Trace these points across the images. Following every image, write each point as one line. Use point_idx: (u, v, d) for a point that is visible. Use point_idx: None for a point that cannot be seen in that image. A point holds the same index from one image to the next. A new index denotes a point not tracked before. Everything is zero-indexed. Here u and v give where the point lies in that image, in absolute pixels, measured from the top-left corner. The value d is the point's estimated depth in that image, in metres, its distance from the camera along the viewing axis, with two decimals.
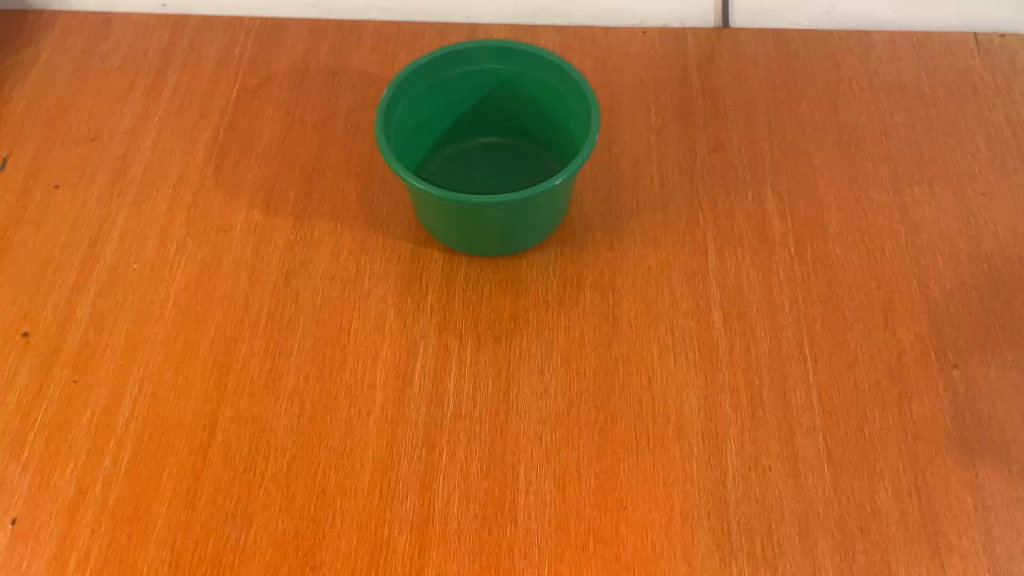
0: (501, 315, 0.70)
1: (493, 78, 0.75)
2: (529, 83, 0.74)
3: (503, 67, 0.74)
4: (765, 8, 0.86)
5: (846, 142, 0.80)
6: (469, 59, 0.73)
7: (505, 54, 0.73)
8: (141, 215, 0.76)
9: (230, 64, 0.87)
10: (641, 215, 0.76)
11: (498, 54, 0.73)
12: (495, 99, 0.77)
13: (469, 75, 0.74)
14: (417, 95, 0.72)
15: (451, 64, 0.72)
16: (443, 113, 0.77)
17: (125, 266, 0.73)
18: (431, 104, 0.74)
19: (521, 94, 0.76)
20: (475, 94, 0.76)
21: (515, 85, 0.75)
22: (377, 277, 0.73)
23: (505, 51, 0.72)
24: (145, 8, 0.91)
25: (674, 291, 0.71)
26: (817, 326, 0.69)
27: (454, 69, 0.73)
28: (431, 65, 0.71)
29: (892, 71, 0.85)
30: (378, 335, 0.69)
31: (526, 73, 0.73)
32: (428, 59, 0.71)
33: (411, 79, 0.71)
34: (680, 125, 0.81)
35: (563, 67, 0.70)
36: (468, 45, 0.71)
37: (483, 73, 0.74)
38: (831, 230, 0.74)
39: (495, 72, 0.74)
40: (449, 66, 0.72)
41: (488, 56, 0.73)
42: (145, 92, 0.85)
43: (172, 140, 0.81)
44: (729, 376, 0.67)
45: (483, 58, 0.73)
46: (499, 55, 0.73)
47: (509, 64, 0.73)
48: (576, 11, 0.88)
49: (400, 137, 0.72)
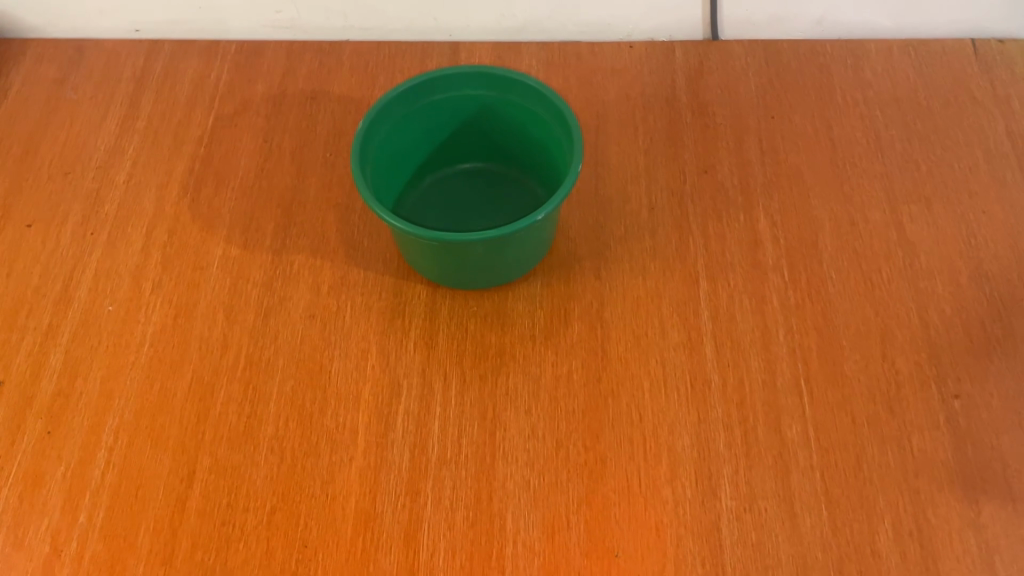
0: (487, 352, 0.68)
1: (474, 103, 0.72)
2: (511, 109, 0.72)
3: (485, 92, 0.71)
4: (754, 21, 0.85)
5: (839, 160, 0.77)
6: (448, 85, 0.71)
7: (485, 80, 0.70)
8: (115, 253, 0.74)
9: (206, 91, 0.85)
10: (628, 242, 0.74)
11: (478, 79, 0.70)
12: (478, 125, 0.74)
13: (449, 101, 0.72)
14: (396, 124, 0.70)
15: (429, 91, 0.70)
16: (425, 141, 0.74)
17: (99, 309, 0.71)
18: (411, 132, 0.72)
19: (504, 120, 0.73)
20: (457, 120, 0.74)
21: (498, 111, 0.73)
22: (359, 314, 0.71)
23: (486, 77, 0.70)
24: (119, 34, 0.89)
25: (664, 322, 0.69)
26: (812, 356, 0.67)
27: (434, 95, 0.71)
28: (409, 93, 0.69)
29: (887, 83, 0.82)
30: (359, 376, 0.67)
31: (508, 98, 0.71)
32: (406, 87, 0.68)
33: (389, 108, 0.68)
34: (669, 145, 0.79)
35: (545, 93, 0.67)
36: (447, 71, 0.69)
37: (464, 98, 0.72)
38: (826, 255, 0.72)
39: (476, 98, 0.72)
40: (428, 93, 0.70)
41: (468, 82, 0.71)
42: (119, 121, 0.82)
43: (145, 172, 0.79)
44: (721, 411, 0.64)
45: (464, 84, 0.71)
46: (480, 80, 0.70)
47: (491, 89, 0.71)
48: (560, 27, 0.86)
49: (378, 168, 0.70)
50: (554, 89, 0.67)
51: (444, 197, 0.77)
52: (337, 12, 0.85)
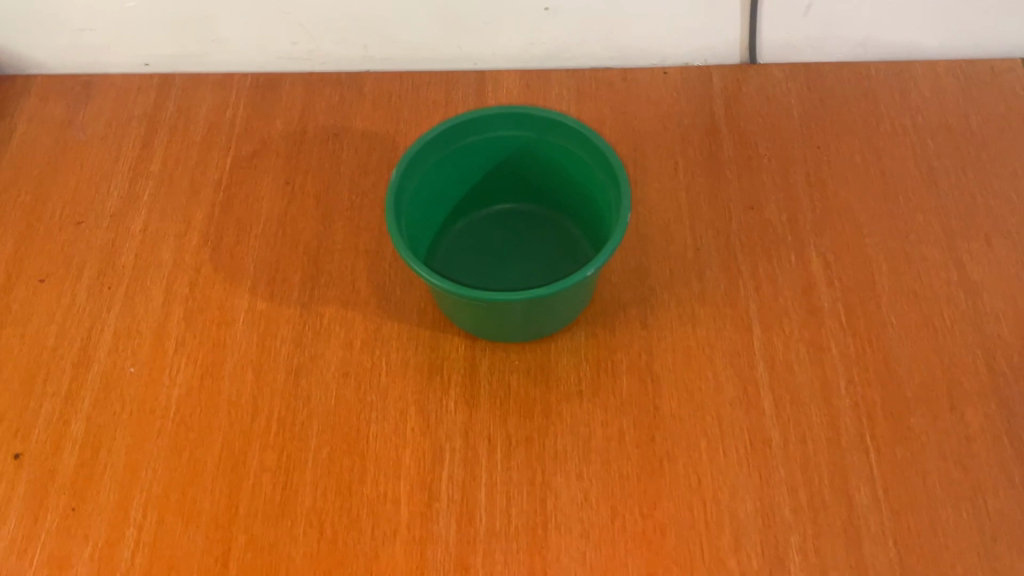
0: (532, 410, 0.65)
1: (510, 145, 0.68)
2: (549, 150, 0.68)
3: (521, 133, 0.67)
4: (795, 44, 0.81)
5: (892, 193, 0.74)
6: (483, 127, 0.66)
7: (522, 121, 0.66)
8: (135, 309, 0.70)
9: (222, 129, 0.81)
10: (675, 286, 0.70)
11: (514, 120, 0.66)
12: (513, 165, 0.71)
13: (484, 144, 0.68)
14: (429, 170, 0.66)
15: (463, 134, 0.66)
16: (457, 184, 0.70)
17: (120, 371, 0.67)
18: (443, 176, 0.68)
19: (541, 160, 0.69)
20: (491, 162, 0.70)
21: (534, 152, 0.69)
22: (394, 370, 0.67)
23: (523, 118, 0.66)
24: (127, 68, 0.84)
25: (718, 375, 0.65)
26: (876, 410, 0.64)
27: (467, 139, 0.67)
28: (442, 137, 0.65)
29: (937, 108, 0.79)
30: (398, 441, 0.63)
31: (547, 140, 0.67)
32: (439, 132, 0.64)
33: (422, 155, 0.64)
34: (712, 180, 0.76)
35: (588, 136, 0.63)
36: (483, 113, 0.65)
37: (499, 140, 0.68)
38: (883, 298, 0.69)
39: (512, 139, 0.68)
40: (462, 136, 0.66)
41: (503, 123, 0.66)
42: (132, 165, 0.78)
43: (163, 220, 0.75)
44: (784, 473, 0.61)
45: (499, 126, 0.67)
46: (516, 121, 0.66)
47: (527, 131, 0.67)
48: (591, 53, 0.82)
49: (412, 218, 0.66)
50: (598, 132, 0.63)
51: (477, 242, 0.73)
52: (357, 43, 0.81)
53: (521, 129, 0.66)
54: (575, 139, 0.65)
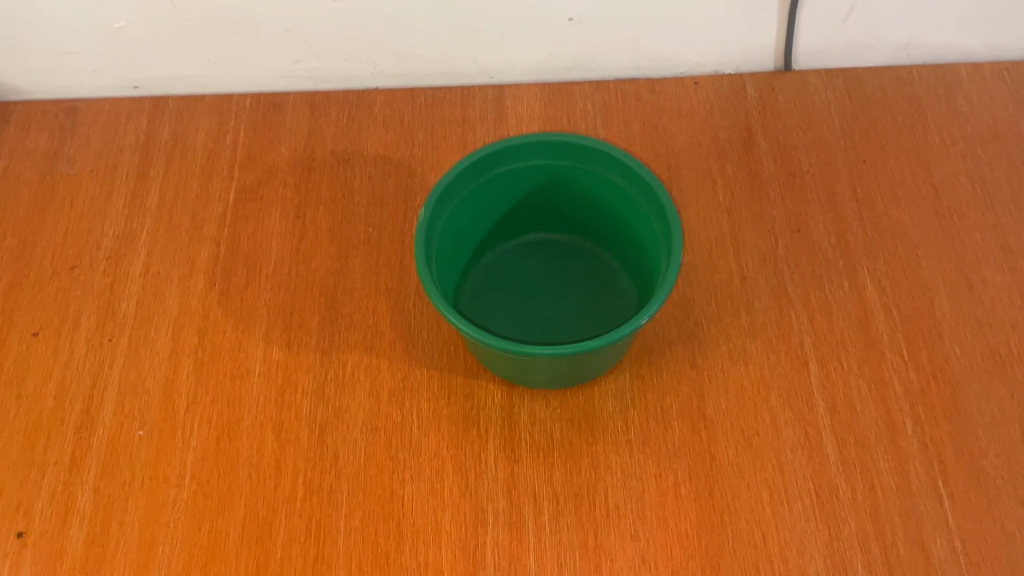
0: (579, 465, 0.60)
1: (542, 174, 0.63)
2: (585, 179, 0.63)
3: (556, 162, 0.62)
4: (833, 49, 0.76)
5: (945, 211, 0.70)
6: (514, 156, 0.61)
7: (557, 148, 0.61)
8: (140, 364, 0.65)
9: (222, 158, 0.75)
10: (723, 320, 0.65)
11: (548, 148, 0.61)
12: (544, 195, 0.65)
13: (515, 174, 0.62)
14: (457, 206, 0.61)
15: (494, 164, 0.61)
16: (486, 217, 0.65)
17: (128, 434, 0.62)
18: (472, 210, 0.63)
19: (576, 189, 0.64)
20: (521, 192, 0.65)
21: (569, 180, 0.63)
22: (427, 424, 0.62)
23: (557, 146, 0.61)
24: (115, 91, 0.78)
25: (775, 418, 0.61)
26: (947, 452, 0.59)
27: (497, 169, 0.61)
28: (472, 170, 0.60)
29: (985, 115, 0.74)
30: (437, 503, 0.59)
31: (584, 168, 0.62)
32: (468, 165, 0.59)
33: (451, 190, 0.59)
34: (753, 200, 0.71)
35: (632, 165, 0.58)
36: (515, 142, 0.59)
37: (530, 170, 0.62)
38: (945, 326, 0.64)
39: (545, 168, 0.62)
40: (493, 167, 0.61)
41: (535, 152, 0.61)
42: (127, 200, 0.73)
43: (164, 262, 0.69)
44: (854, 525, 0.57)
45: (532, 154, 0.61)
46: (550, 149, 0.61)
47: (561, 159, 0.62)
48: (616, 64, 0.77)
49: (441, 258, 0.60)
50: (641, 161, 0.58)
51: (507, 277, 0.68)
52: (365, 59, 0.75)
53: (556, 157, 0.61)
54: (615, 167, 0.60)
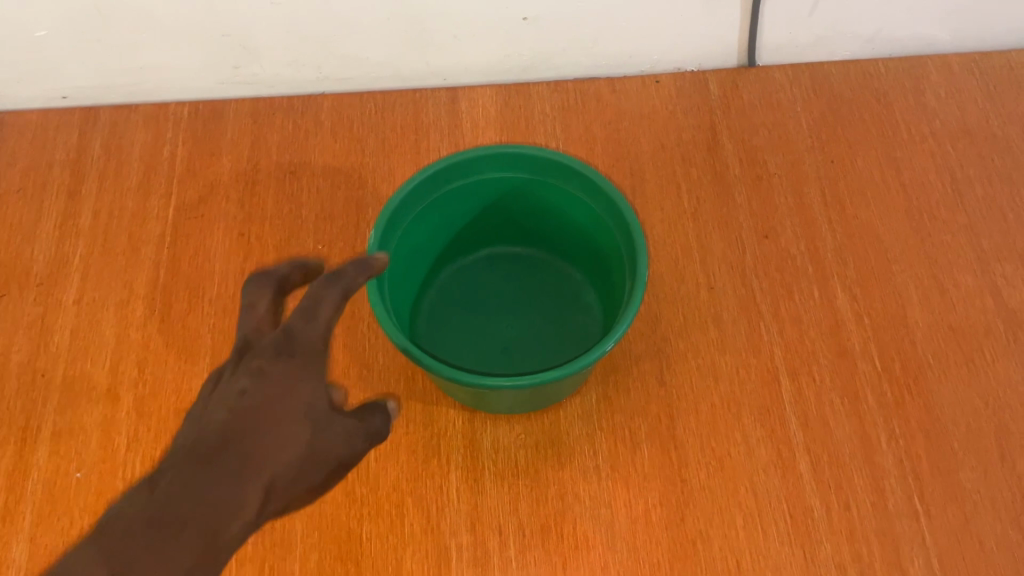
0: (545, 493, 0.57)
1: (499, 187, 0.60)
2: (545, 192, 0.59)
3: (513, 175, 0.58)
4: (799, 44, 0.73)
5: (915, 212, 0.68)
6: (470, 170, 0.58)
7: (514, 161, 0.57)
8: (76, 400, 0.61)
9: (160, 172, 0.70)
10: (691, 333, 0.63)
11: (505, 161, 0.58)
12: (503, 207, 0.62)
13: (470, 188, 0.59)
14: (410, 225, 0.57)
15: (447, 179, 0.57)
16: (442, 233, 0.61)
17: (65, 477, 0.58)
18: (426, 227, 0.59)
19: (535, 201, 0.61)
20: (479, 205, 0.61)
21: (528, 193, 0.60)
22: (385, 456, 0.59)
23: (514, 158, 0.57)
24: (42, 102, 0.73)
25: (748, 437, 0.59)
26: (922, 466, 0.58)
27: (452, 184, 0.58)
28: (424, 187, 0.56)
29: (954, 109, 0.72)
30: (397, 541, 0.56)
31: (544, 181, 0.58)
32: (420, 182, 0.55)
33: (402, 210, 0.55)
34: (720, 205, 0.68)
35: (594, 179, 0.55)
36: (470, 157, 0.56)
37: (487, 183, 0.59)
38: (918, 333, 0.62)
39: (502, 181, 0.59)
40: (446, 182, 0.57)
41: (492, 165, 0.58)
42: (58, 222, 0.68)
43: (100, 288, 0.65)
44: (830, 547, 0.55)
45: (487, 168, 0.58)
46: (507, 161, 0.58)
47: (518, 172, 0.58)
48: (574, 63, 0.73)
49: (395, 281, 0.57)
50: (604, 174, 0.55)
51: (467, 294, 0.65)
52: (309, 63, 0.71)
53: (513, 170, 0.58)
54: (576, 180, 0.57)
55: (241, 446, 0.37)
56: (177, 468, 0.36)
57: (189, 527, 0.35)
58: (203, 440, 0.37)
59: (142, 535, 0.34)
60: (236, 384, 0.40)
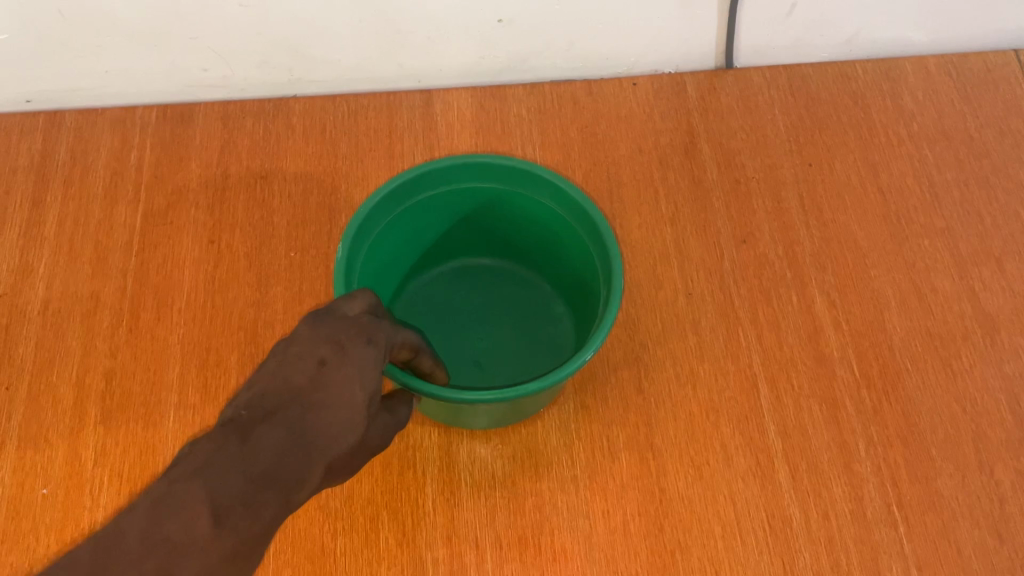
0: (522, 505, 0.57)
1: (468, 197, 0.59)
2: (516, 202, 0.58)
3: (483, 184, 0.57)
4: (777, 46, 0.72)
5: (893, 216, 0.67)
6: (440, 179, 0.56)
7: (486, 170, 0.56)
8: (41, 414, 0.59)
9: (128, 178, 0.69)
10: (669, 341, 0.62)
11: (476, 170, 0.56)
12: (473, 217, 0.61)
13: (440, 198, 0.58)
14: (379, 236, 0.55)
15: (416, 191, 0.56)
16: (410, 244, 0.60)
17: (31, 493, 0.57)
18: (395, 240, 0.58)
19: (506, 211, 0.60)
20: (449, 216, 0.60)
21: (498, 203, 0.59)
22: (360, 468, 0.58)
23: (485, 167, 0.56)
24: (4, 106, 0.71)
25: (726, 445, 0.58)
26: (900, 473, 0.57)
27: (422, 196, 0.56)
28: (393, 198, 0.54)
29: (932, 112, 0.72)
30: (372, 555, 0.55)
31: (515, 191, 0.57)
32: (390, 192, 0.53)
33: (370, 222, 0.53)
34: (698, 209, 0.68)
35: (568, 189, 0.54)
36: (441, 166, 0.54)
37: (456, 193, 0.58)
38: (896, 339, 0.62)
39: (472, 191, 0.58)
40: (416, 192, 0.56)
41: (463, 174, 0.56)
42: (22, 229, 0.66)
43: (66, 298, 0.64)
44: (810, 556, 0.55)
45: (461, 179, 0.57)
46: (478, 170, 0.56)
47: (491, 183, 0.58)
48: (550, 64, 0.72)
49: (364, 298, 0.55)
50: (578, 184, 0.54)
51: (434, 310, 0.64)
52: (280, 65, 0.69)
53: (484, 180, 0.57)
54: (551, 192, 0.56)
55: (319, 417, 0.36)
56: (266, 426, 0.34)
57: (274, 490, 0.33)
58: (282, 407, 0.36)
59: (233, 488, 0.32)
60: (317, 350, 0.38)
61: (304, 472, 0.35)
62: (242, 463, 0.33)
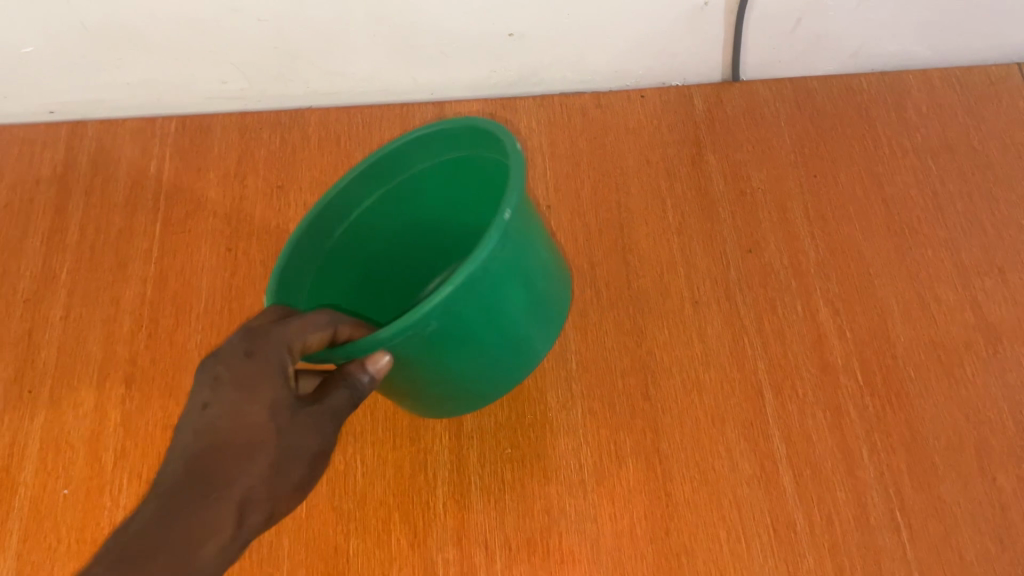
0: (531, 508, 0.58)
1: (387, 205, 0.58)
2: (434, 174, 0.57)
3: (389, 181, 0.57)
4: (781, 60, 0.74)
5: (897, 227, 0.69)
6: (346, 205, 0.56)
7: (378, 170, 0.55)
8: (63, 417, 0.61)
9: (148, 187, 0.71)
10: (675, 348, 0.63)
11: (373, 173, 0.55)
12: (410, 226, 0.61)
13: (363, 221, 0.58)
14: (318, 283, 0.56)
15: (331, 227, 0.56)
16: (361, 276, 0.61)
17: (53, 493, 0.58)
18: (339, 280, 0.58)
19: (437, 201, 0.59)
20: (385, 236, 0.60)
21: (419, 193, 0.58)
22: (372, 471, 0.60)
23: (378, 167, 0.55)
24: (28, 117, 0.73)
25: (731, 451, 0.60)
26: (903, 480, 0.58)
27: (350, 221, 0.57)
28: (311, 239, 0.54)
29: (935, 124, 0.73)
30: (384, 556, 0.56)
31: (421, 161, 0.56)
32: (303, 235, 0.53)
33: (301, 275, 0.53)
34: (704, 219, 0.69)
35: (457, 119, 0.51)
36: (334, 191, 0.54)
37: (373, 207, 0.57)
38: (899, 347, 0.63)
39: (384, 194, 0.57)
40: (333, 228, 0.56)
41: (366, 186, 0.56)
42: (45, 237, 0.68)
43: (87, 303, 0.65)
44: (813, 561, 0.56)
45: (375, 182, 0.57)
46: (373, 171, 0.55)
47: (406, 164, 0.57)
48: (560, 77, 0.74)
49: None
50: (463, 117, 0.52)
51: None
52: (297, 79, 0.71)
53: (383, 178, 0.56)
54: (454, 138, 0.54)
55: (212, 458, 0.39)
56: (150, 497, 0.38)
57: (164, 548, 0.36)
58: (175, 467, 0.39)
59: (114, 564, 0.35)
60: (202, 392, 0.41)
61: (205, 519, 0.37)
62: (122, 540, 0.36)
